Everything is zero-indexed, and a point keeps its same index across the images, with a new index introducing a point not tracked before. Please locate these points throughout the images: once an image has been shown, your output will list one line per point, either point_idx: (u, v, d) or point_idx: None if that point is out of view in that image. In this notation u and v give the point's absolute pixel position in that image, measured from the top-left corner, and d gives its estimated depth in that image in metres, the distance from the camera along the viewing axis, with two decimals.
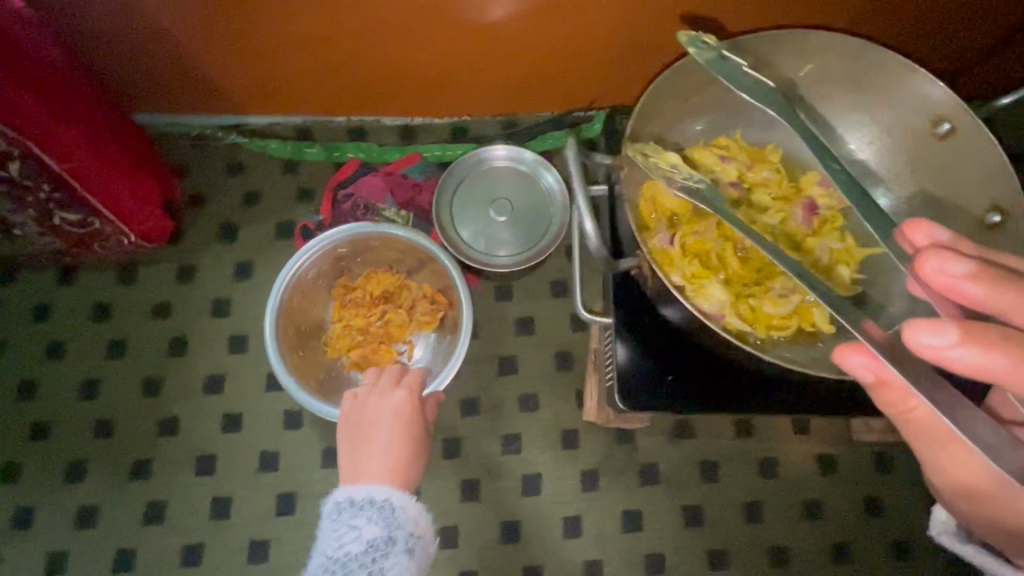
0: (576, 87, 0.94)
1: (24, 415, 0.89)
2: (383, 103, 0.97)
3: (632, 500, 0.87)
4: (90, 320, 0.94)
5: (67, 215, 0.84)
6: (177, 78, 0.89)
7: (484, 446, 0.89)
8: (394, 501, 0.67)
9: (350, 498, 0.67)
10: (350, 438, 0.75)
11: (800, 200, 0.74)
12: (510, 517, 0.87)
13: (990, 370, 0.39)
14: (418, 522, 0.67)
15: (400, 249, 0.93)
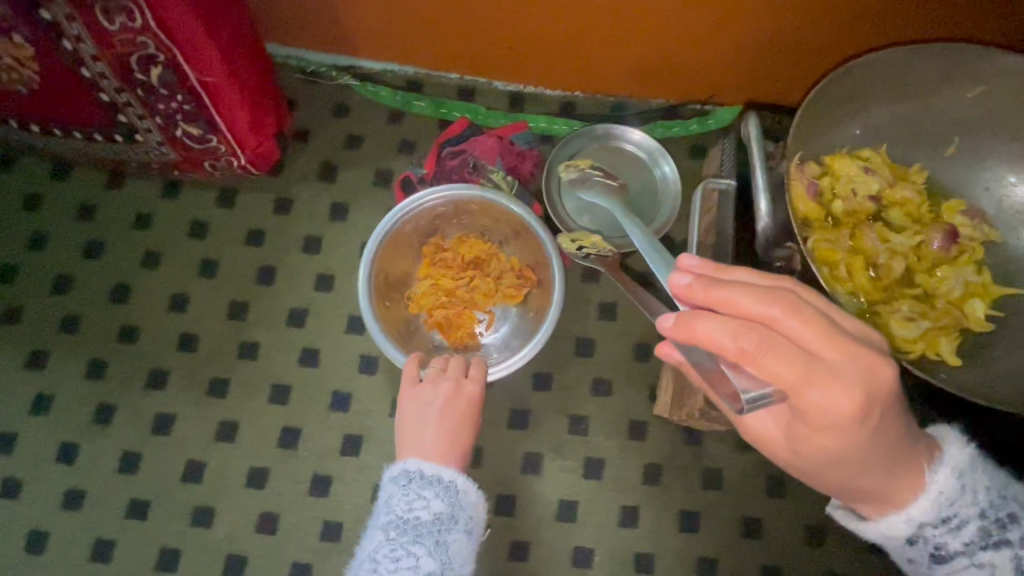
0: (709, 74, 0.85)
1: (103, 317, 0.85)
2: (500, 64, 0.90)
3: (700, 508, 0.81)
4: (182, 231, 0.89)
5: (189, 128, 0.77)
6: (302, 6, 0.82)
7: (551, 424, 0.83)
8: (458, 484, 0.63)
9: (419, 470, 0.64)
10: (409, 413, 0.70)
11: (939, 225, 0.63)
12: (568, 496, 0.81)
13: (720, 339, 0.41)
14: (477, 509, 0.63)
15: (497, 216, 0.84)
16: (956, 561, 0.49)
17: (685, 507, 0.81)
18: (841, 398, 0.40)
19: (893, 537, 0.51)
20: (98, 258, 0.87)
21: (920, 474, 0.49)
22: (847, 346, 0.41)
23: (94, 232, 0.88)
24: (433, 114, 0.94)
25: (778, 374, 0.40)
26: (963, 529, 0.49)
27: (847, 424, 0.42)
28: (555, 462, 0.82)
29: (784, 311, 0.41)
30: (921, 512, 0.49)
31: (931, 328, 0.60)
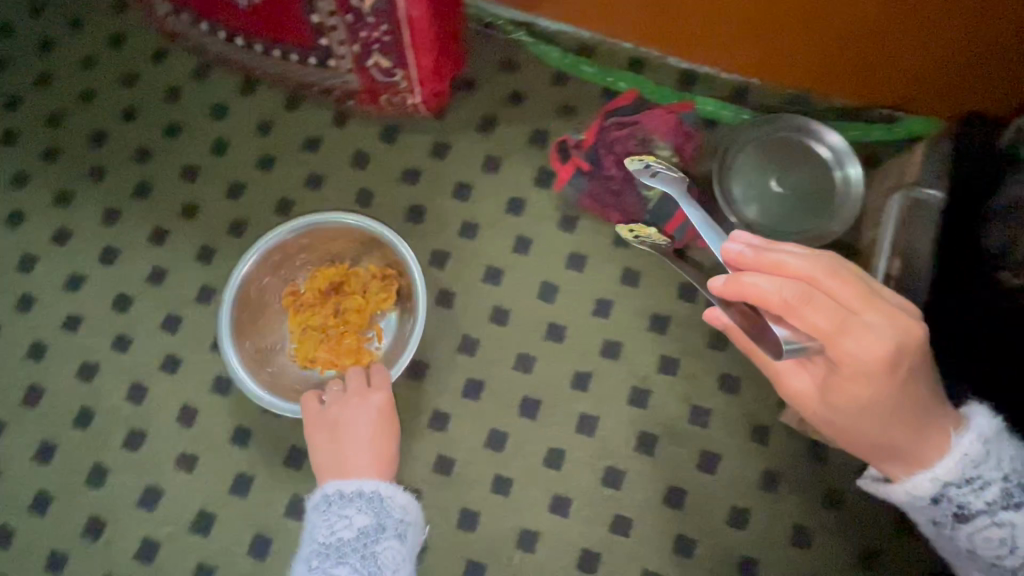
0: (913, 80, 0.79)
1: (268, 226, 0.92)
2: (681, 39, 0.88)
3: (815, 526, 0.78)
4: (344, 158, 0.94)
5: (380, 60, 0.80)
6: None
7: (672, 409, 0.82)
8: (383, 493, 0.69)
9: (344, 492, 0.69)
10: (334, 445, 0.74)
11: None
12: (679, 484, 0.79)
13: (765, 297, 0.50)
14: (406, 512, 0.69)
15: (329, 243, 0.84)
16: (978, 521, 0.54)
17: (800, 522, 0.78)
18: (870, 347, 0.49)
19: (917, 497, 0.56)
20: (269, 171, 0.94)
21: (947, 434, 0.55)
22: (874, 305, 0.50)
23: (269, 147, 0.95)
24: (599, 82, 0.93)
25: (811, 323, 0.49)
26: (987, 489, 0.54)
27: (877, 372, 0.50)
28: (670, 448, 0.81)
29: (825, 273, 0.51)
30: (944, 472, 0.55)
31: None
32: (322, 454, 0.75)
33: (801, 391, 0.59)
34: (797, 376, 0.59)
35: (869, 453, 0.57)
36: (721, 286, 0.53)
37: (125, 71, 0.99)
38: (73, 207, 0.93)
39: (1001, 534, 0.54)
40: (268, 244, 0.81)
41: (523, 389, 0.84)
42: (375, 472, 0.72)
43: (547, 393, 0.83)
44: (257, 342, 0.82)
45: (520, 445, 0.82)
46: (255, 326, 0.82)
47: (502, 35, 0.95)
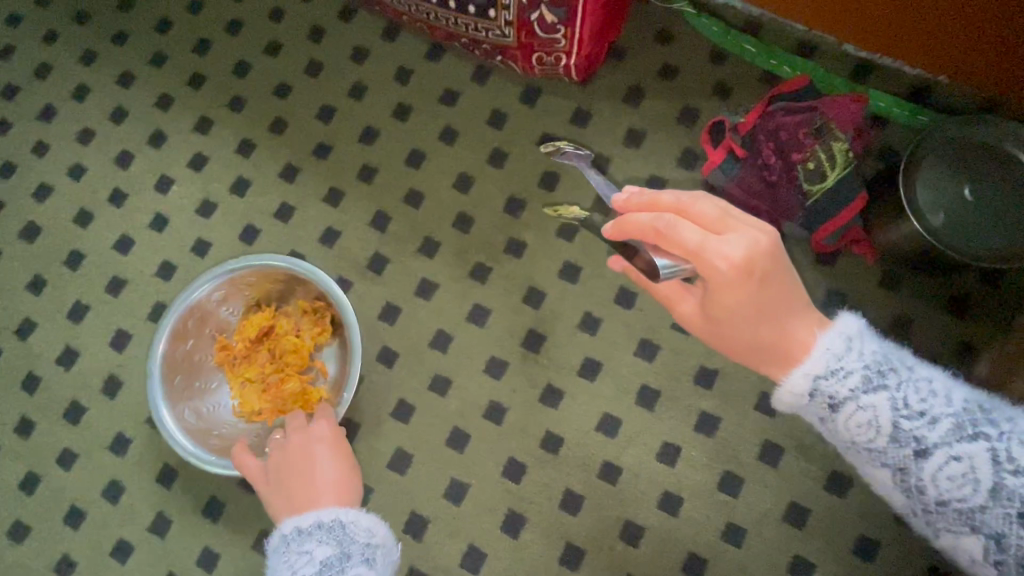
0: None
1: (396, 176, 0.90)
2: (865, 29, 0.80)
3: (953, 571, 0.71)
4: (481, 115, 0.91)
5: (546, 14, 0.76)
6: None
7: (804, 421, 0.77)
8: (347, 520, 0.60)
9: (309, 525, 0.59)
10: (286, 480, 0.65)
11: None
12: (803, 501, 0.74)
13: (639, 226, 0.52)
14: (374, 533, 0.60)
15: (268, 280, 0.81)
16: (846, 408, 0.48)
17: (936, 564, 0.72)
18: (724, 250, 0.50)
19: (793, 393, 0.51)
20: (403, 120, 0.92)
21: (811, 329, 0.51)
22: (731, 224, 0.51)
23: (405, 96, 0.93)
24: (762, 64, 0.87)
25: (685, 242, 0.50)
26: (853, 375, 0.48)
27: (735, 278, 0.50)
28: (797, 461, 0.75)
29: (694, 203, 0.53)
30: (816, 362, 0.49)
31: None
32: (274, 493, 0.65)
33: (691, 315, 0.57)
34: (684, 301, 0.57)
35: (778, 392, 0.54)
36: (614, 232, 0.55)
37: (271, 5, 0.99)
38: (210, 136, 0.94)
39: (867, 417, 0.48)
40: (178, 314, 0.77)
41: (643, 376, 0.80)
42: (336, 498, 0.63)
43: (668, 385, 0.79)
44: (197, 406, 0.79)
45: (635, 434, 0.78)
46: (189, 390, 0.79)
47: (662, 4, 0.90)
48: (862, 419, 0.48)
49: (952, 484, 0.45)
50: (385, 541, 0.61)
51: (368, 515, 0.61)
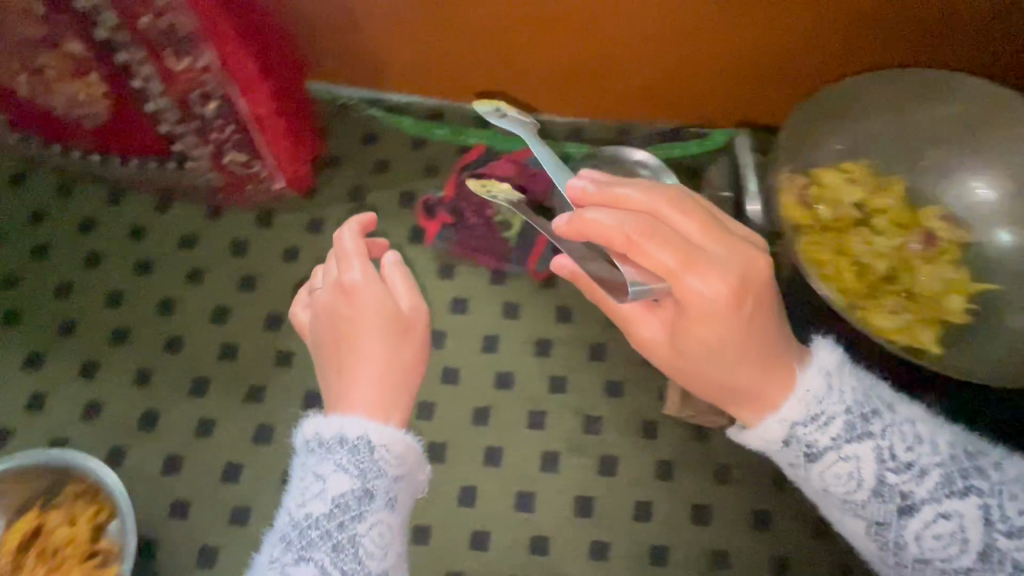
0: (704, 94, 0.97)
1: (152, 329, 0.92)
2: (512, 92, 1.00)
3: (711, 503, 0.85)
4: (223, 248, 0.96)
5: (237, 156, 0.87)
6: (341, 41, 0.95)
7: (567, 422, 0.88)
8: (376, 440, 0.54)
9: (340, 435, 0.54)
10: (333, 379, 0.58)
11: (920, 229, 0.76)
12: (585, 491, 0.85)
13: (579, 224, 0.53)
14: (402, 456, 0.55)
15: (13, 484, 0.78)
16: (826, 457, 0.53)
17: (697, 502, 0.85)
18: (698, 280, 0.51)
19: (771, 441, 0.55)
20: (147, 275, 0.95)
21: (789, 377, 0.54)
22: (700, 258, 0.51)
23: (144, 251, 0.96)
24: (453, 142, 1.03)
25: (648, 254, 0.51)
26: (833, 424, 0.53)
27: (727, 308, 0.51)
28: (572, 459, 0.86)
29: (643, 222, 0.51)
30: (790, 413, 0.54)
31: (914, 318, 0.71)
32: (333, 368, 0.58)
33: (645, 336, 0.58)
34: (644, 322, 0.58)
35: (717, 397, 0.57)
36: (564, 228, 0.55)
37: None
38: None
39: (848, 468, 0.52)
40: None
41: (428, 435, 0.87)
42: (372, 406, 0.55)
43: (451, 436, 0.88)
44: None
45: (435, 490, 0.85)
46: None
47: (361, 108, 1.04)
48: (838, 471, 0.52)
49: (938, 543, 0.50)
50: (414, 466, 0.57)
51: (402, 431, 0.56)
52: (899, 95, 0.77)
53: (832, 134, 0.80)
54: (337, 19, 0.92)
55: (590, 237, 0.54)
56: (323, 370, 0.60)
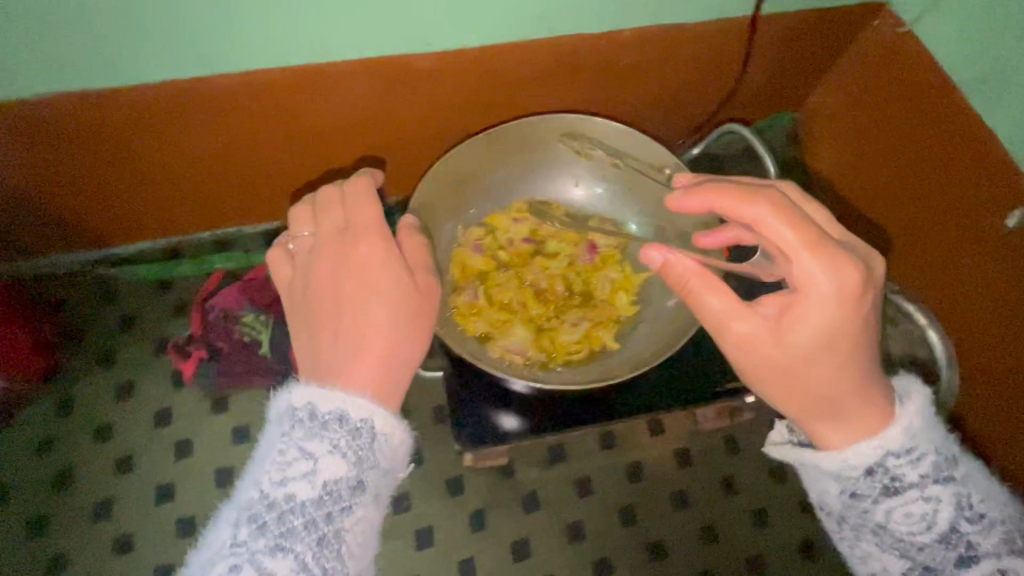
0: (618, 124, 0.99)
1: (162, 516, 0.89)
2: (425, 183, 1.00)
3: (733, 471, 0.93)
4: (204, 409, 0.94)
5: None
6: (247, 187, 0.94)
7: (589, 447, 0.93)
8: (377, 427, 0.52)
9: (340, 413, 0.51)
10: (334, 335, 0.56)
11: (584, 241, 0.80)
12: (625, 502, 0.91)
13: (762, 222, 0.54)
14: (400, 453, 0.54)
15: None
16: (909, 493, 0.55)
17: (720, 475, 0.93)
18: (810, 266, 0.54)
19: (851, 468, 0.56)
20: (136, 466, 0.91)
21: (885, 413, 0.57)
22: (831, 250, 0.54)
23: (120, 449, 0.92)
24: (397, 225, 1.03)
25: (782, 235, 0.54)
26: (923, 464, 0.55)
27: (843, 301, 0.54)
28: (604, 480, 0.92)
29: (771, 209, 0.53)
30: (891, 442, 0.56)
31: (590, 328, 0.75)
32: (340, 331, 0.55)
33: (750, 331, 0.59)
34: (747, 318, 0.59)
35: (809, 410, 0.59)
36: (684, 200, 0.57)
37: None
38: None
39: (920, 508, 0.54)
40: None
41: (466, 507, 0.90)
42: (373, 392, 0.53)
43: (488, 501, 0.91)
44: None
45: (495, 557, 0.88)
46: None
47: (223, 263, 1.01)
48: (913, 510, 0.54)
49: None
50: (407, 464, 0.56)
51: (401, 423, 0.54)
52: (498, 152, 0.79)
53: (474, 194, 0.81)
54: (239, 173, 0.90)
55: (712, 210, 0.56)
56: (316, 338, 0.56)
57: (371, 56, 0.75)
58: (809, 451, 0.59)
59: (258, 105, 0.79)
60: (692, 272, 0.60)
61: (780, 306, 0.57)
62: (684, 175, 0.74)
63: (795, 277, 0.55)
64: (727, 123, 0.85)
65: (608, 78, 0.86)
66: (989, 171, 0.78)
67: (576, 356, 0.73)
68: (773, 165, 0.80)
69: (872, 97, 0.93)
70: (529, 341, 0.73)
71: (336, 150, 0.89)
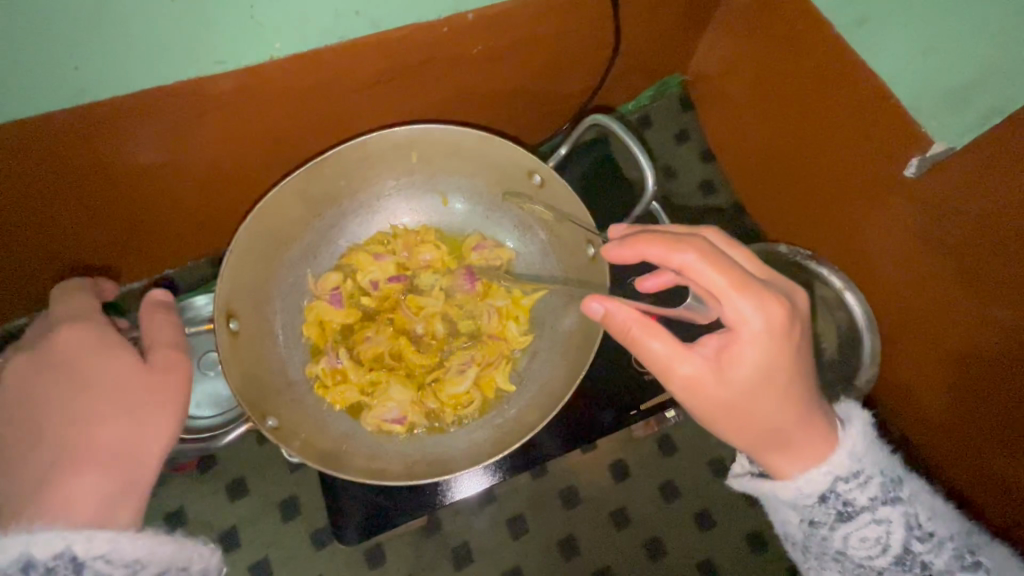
0: (499, 113, 0.88)
1: None
2: None
3: (671, 475, 0.87)
4: None
5: None
6: (80, 251, 0.77)
7: (517, 481, 0.84)
8: (83, 554, 0.42)
9: (21, 559, 0.40)
10: (33, 455, 0.47)
11: (460, 270, 0.73)
12: (564, 533, 0.83)
13: (690, 267, 0.46)
14: (141, 562, 0.44)
15: None
16: (862, 517, 0.48)
17: (659, 481, 0.86)
18: (741, 306, 0.46)
19: (805, 496, 0.50)
20: None
21: (830, 438, 0.50)
22: (760, 288, 0.47)
23: None
24: None
25: (713, 278, 0.46)
26: (871, 484, 0.49)
27: (778, 338, 0.47)
28: (537, 513, 0.84)
29: (700, 251, 0.46)
30: (839, 464, 0.49)
31: (480, 373, 0.68)
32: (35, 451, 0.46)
33: (690, 378, 0.50)
34: (685, 362, 0.50)
35: (759, 445, 0.51)
36: (617, 253, 0.50)
37: None
38: None
39: (876, 532, 0.48)
40: None
41: None
42: (85, 506, 0.45)
43: (412, 566, 0.80)
44: None
45: None
46: None
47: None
48: (868, 534, 0.48)
49: None
50: (170, 562, 0.47)
51: (129, 531, 0.45)
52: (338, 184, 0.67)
53: (327, 237, 0.71)
54: (66, 237, 0.74)
55: (645, 259, 0.48)
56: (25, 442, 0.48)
57: (152, 88, 0.59)
58: (760, 480, 0.52)
59: (53, 161, 0.62)
60: (624, 323, 0.51)
61: (719, 348, 0.49)
62: (563, 185, 0.64)
63: (727, 316, 0.48)
64: (587, 116, 0.74)
65: (454, 72, 0.75)
66: (880, 136, 0.72)
67: (466, 408, 0.68)
68: (646, 160, 0.70)
69: (766, 52, 0.86)
70: (409, 402, 0.67)
71: (151, 197, 0.74)
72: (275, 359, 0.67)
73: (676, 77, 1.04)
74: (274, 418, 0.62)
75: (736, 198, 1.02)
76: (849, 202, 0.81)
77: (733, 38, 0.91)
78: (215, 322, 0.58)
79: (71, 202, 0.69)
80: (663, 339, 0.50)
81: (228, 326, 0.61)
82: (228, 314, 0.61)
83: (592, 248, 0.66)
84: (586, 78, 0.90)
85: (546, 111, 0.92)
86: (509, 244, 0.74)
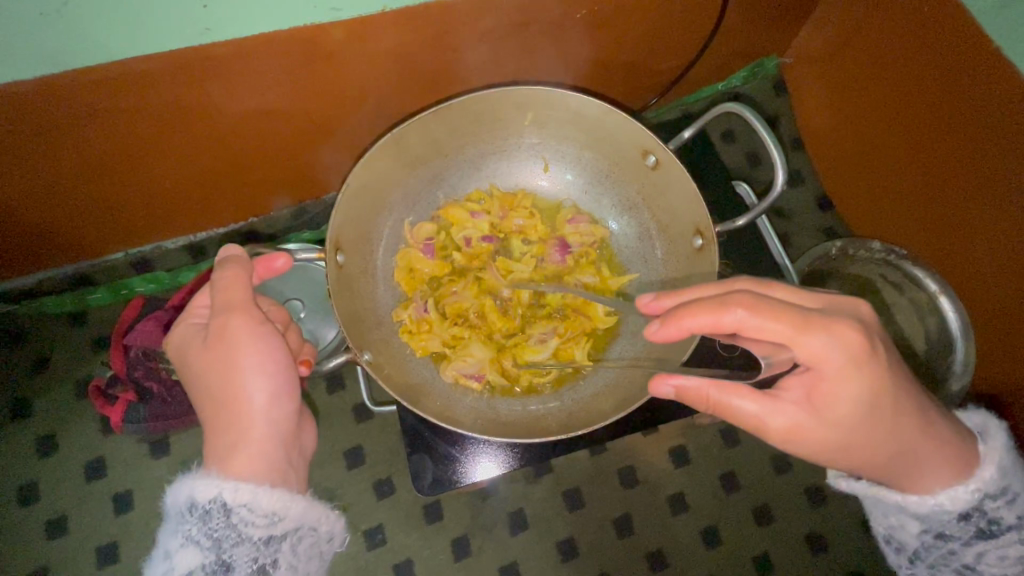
0: (587, 83, 0.86)
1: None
2: None
3: (732, 467, 0.85)
4: (142, 456, 0.83)
5: None
6: (182, 194, 0.81)
7: (576, 456, 0.85)
8: (231, 501, 0.46)
9: (191, 499, 0.46)
10: (201, 404, 0.52)
11: (553, 241, 0.74)
12: (620, 512, 0.83)
13: (745, 324, 0.44)
14: (277, 514, 0.48)
15: None
16: (1006, 536, 0.50)
17: (717, 471, 0.85)
18: (813, 343, 0.44)
19: (945, 511, 0.50)
20: (66, 530, 0.80)
21: (976, 454, 0.50)
22: (822, 319, 0.45)
23: (48, 509, 0.81)
24: None
25: (772, 326, 0.44)
26: (1017, 503, 0.50)
27: (860, 361, 0.45)
28: (594, 489, 0.84)
29: (748, 309, 0.44)
30: (988, 482, 0.50)
31: (560, 344, 0.69)
32: (200, 414, 0.53)
33: (790, 428, 0.47)
34: (778, 414, 0.47)
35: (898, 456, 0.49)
36: (662, 332, 0.47)
37: None
38: None
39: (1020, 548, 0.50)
40: None
41: (446, 535, 0.81)
42: (226, 465, 0.48)
43: (469, 525, 0.82)
44: None
45: None
46: None
47: (143, 287, 0.89)
48: (1008, 551, 0.50)
49: None
50: (302, 519, 0.50)
51: (266, 486, 0.48)
52: (448, 134, 0.68)
53: (428, 189, 0.73)
54: (174, 180, 0.78)
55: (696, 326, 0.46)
56: (197, 395, 0.53)
57: (266, 35, 0.59)
58: (887, 491, 0.51)
59: (171, 102, 0.65)
60: (700, 392, 0.49)
61: (806, 391, 0.47)
62: (679, 165, 0.63)
63: (801, 358, 0.45)
64: (727, 103, 0.69)
65: (556, 35, 0.73)
66: (1003, 129, 0.67)
67: (540, 376, 0.68)
68: (779, 159, 0.66)
69: (878, 38, 0.81)
70: (487, 361, 0.68)
71: (245, 143, 0.75)
72: (367, 298, 0.69)
73: (773, 59, 1.00)
74: (368, 353, 0.63)
75: (822, 189, 0.98)
76: (954, 204, 0.76)
77: (845, 21, 0.86)
78: (326, 251, 0.60)
79: (181, 145, 0.72)
80: (749, 395, 0.47)
81: (336, 257, 0.63)
82: (337, 245, 0.63)
83: (699, 239, 0.65)
84: (680, 53, 0.86)
85: (632, 83, 0.89)
86: (610, 225, 0.75)
